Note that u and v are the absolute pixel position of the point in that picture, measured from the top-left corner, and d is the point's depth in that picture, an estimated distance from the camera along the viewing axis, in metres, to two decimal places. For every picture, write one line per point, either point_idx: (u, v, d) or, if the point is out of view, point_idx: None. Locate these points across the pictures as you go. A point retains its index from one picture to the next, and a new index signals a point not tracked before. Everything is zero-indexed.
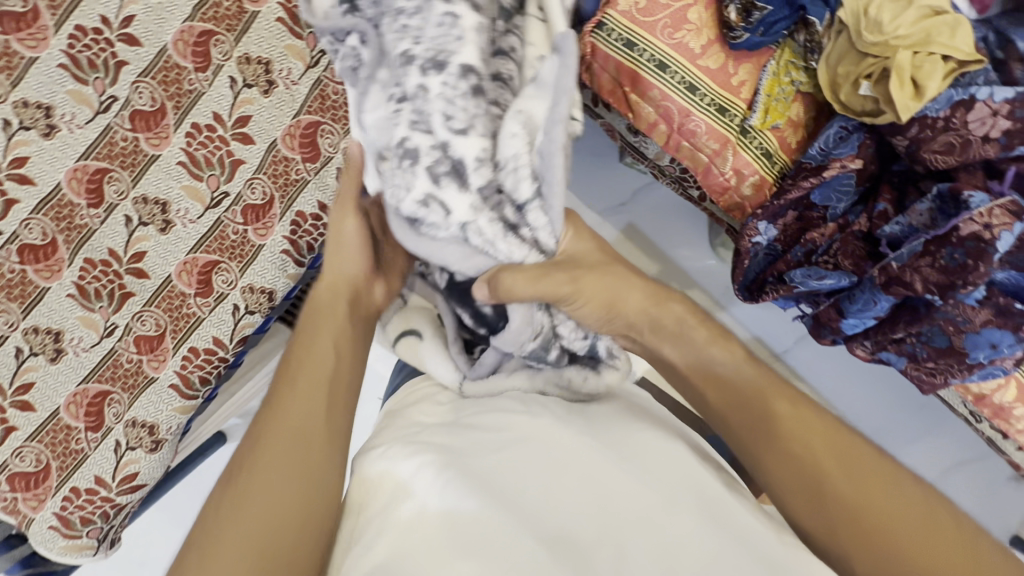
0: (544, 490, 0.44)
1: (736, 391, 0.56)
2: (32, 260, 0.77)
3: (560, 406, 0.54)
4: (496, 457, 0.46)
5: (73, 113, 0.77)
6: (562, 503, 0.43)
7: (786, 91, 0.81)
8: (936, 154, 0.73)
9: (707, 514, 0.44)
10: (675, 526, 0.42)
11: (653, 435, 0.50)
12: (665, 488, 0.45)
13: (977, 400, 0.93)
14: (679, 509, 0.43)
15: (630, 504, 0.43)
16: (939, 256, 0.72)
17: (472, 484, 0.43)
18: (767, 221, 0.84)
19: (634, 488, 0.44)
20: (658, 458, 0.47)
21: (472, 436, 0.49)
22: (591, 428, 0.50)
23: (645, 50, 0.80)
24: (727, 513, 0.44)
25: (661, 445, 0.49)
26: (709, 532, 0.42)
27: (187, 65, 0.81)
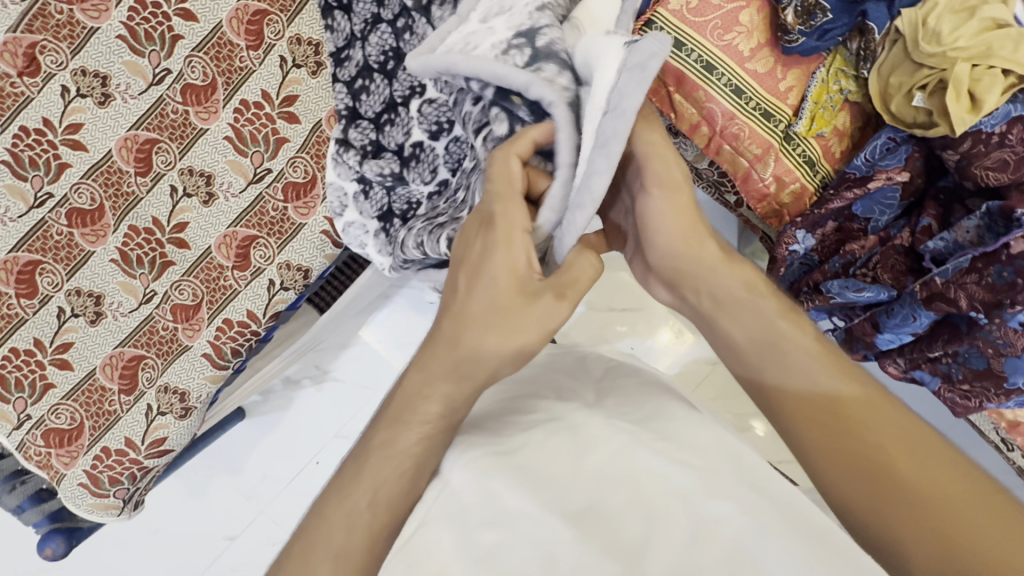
0: (570, 473, 0.43)
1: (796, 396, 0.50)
2: (79, 224, 0.80)
3: (588, 389, 0.54)
4: (520, 438, 0.46)
5: (128, 83, 0.80)
6: (588, 483, 0.42)
7: (834, 99, 0.81)
8: (988, 170, 0.71)
9: (743, 488, 0.41)
10: (715, 505, 0.39)
11: (689, 417, 0.49)
12: (704, 469, 0.42)
13: (1011, 427, 0.91)
14: (717, 488, 0.41)
15: (664, 479, 0.41)
16: (987, 274, 0.70)
17: (500, 465, 0.43)
18: (806, 229, 0.83)
19: (665, 466, 0.42)
20: (691, 438, 0.46)
21: (507, 421, 0.50)
22: (626, 413, 0.49)
23: (693, 51, 0.80)
24: (770, 490, 0.42)
25: (693, 425, 0.47)
26: (751, 511, 0.39)
27: (240, 42, 0.83)
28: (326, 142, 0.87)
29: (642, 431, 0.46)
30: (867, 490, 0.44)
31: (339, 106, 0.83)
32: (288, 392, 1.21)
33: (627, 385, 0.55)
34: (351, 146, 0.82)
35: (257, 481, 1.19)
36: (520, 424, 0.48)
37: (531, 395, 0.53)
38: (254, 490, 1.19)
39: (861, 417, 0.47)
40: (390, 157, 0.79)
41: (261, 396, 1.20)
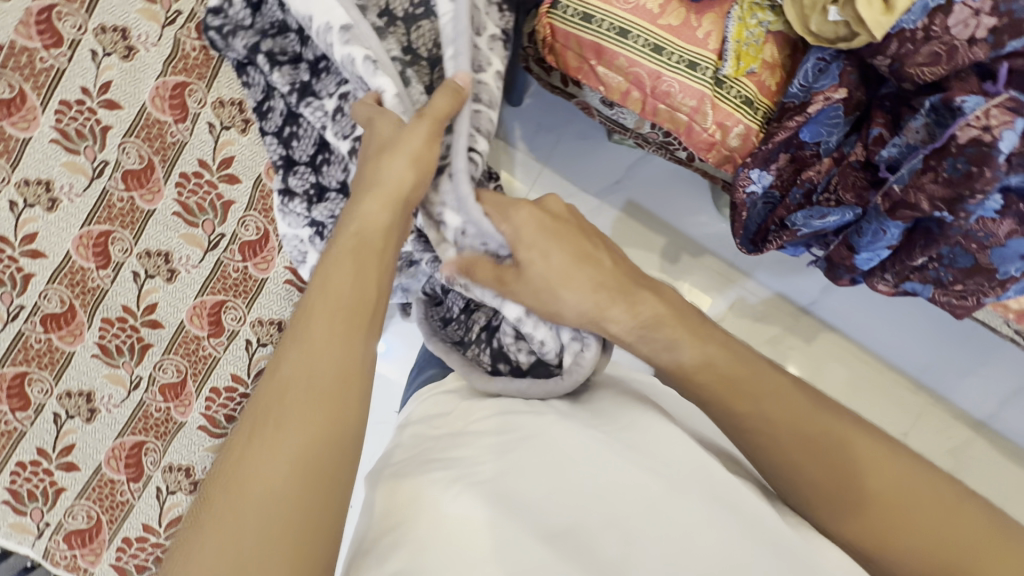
0: (541, 496, 0.49)
1: (805, 441, 0.58)
2: (55, 327, 0.81)
3: (561, 409, 0.60)
4: (498, 466, 0.52)
5: (70, 183, 0.80)
6: (559, 508, 0.49)
7: (755, 33, 0.80)
8: (922, 67, 0.69)
9: (711, 501, 0.50)
10: (682, 510, 0.49)
11: (665, 428, 0.55)
12: (671, 478, 0.51)
13: (1019, 316, 0.88)
14: (684, 495, 0.50)
15: (638, 492, 0.50)
16: (942, 169, 0.68)
17: (475, 495, 0.49)
18: (759, 168, 0.82)
19: (635, 481, 0.50)
20: (666, 449, 0.53)
21: (485, 443, 0.55)
22: (596, 423, 0.57)
23: (604, 20, 0.79)
24: (735, 500, 0.52)
25: (667, 437, 0.54)
26: (720, 513, 0.50)
27: (167, 119, 0.84)
28: (270, 195, 0.88)
29: (614, 441, 0.53)
30: (831, 501, 0.56)
31: (274, 157, 0.84)
32: None
33: (604, 401, 0.62)
34: (294, 195, 0.82)
35: None
36: (491, 447, 0.54)
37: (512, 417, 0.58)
38: None
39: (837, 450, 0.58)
40: (334, 196, 0.80)
41: None
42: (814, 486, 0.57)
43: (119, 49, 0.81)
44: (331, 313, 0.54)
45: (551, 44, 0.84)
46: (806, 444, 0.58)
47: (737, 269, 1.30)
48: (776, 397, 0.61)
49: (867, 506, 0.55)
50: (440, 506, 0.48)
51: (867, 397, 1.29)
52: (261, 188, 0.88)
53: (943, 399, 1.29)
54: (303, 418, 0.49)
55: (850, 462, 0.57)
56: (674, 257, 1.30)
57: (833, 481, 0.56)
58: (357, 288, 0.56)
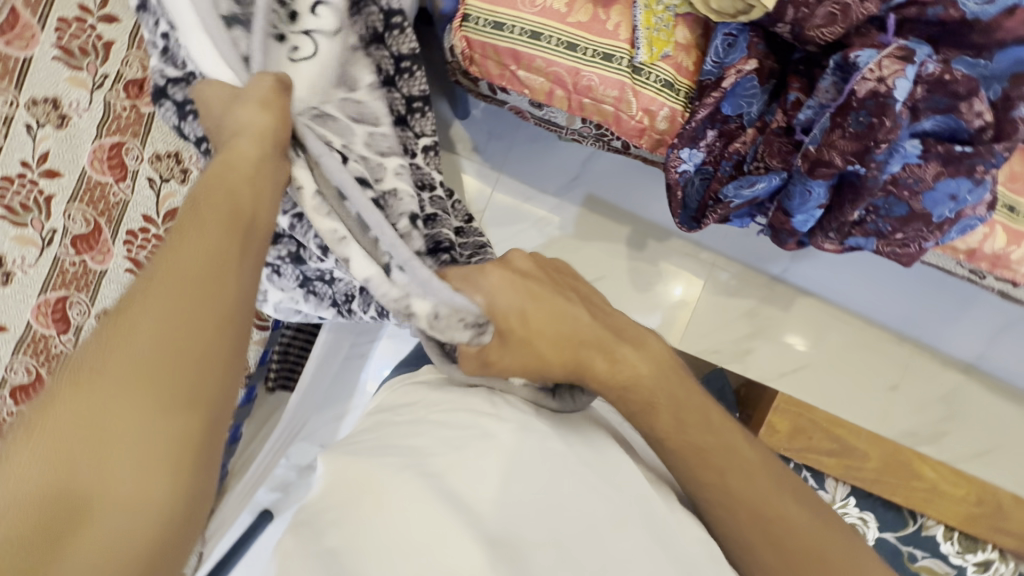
0: (491, 500, 0.50)
1: (754, 501, 0.60)
2: (24, 399, 0.82)
3: (528, 412, 0.60)
4: (453, 458, 0.52)
5: (22, 255, 0.83)
6: (511, 506, 0.50)
7: (664, 18, 0.82)
8: (821, 29, 0.71)
9: (647, 532, 0.53)
10: (618, 539, 0.51)
11: (619, 458, 0.58)
12: (616, 504, 0.53)
13: (969, 256, 0.89)
14: (623, 527, 0.52)
15: (585, 509, 0.52)
16: (847, 124, 0.70)
17: (426, 488, 0.49)
18: (688, 147, 0.83)
19: (584, 494, 0.53)
20: (615, 471, 0.56)
21: (440, 433, 0.55)
22: (560, 434, 0.58)
23: (514, 26, 0.81)
24: (669, 535, 0.54)
25: (622, 464, 0.57)
26: (649, 547, 0.51)
27: (108, 179, 0.86)
28: None
29: (571, 458, 0.55)
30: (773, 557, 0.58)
31: None
32: (304, 478, 1.14)
33: (573, 419, 0.63)
34: None
35: None
36: (450, 440, 0.54)
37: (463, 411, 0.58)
38: None
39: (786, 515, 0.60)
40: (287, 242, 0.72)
41: (278, 493, 1.15)
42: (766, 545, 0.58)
43: (52, 119, 0.83)
44: (219, 212, 0.48)
45: (470, 55, 0.86)
46: (773, 520, 0.59)
47: (705, 247, 1.31)
48: (731, 458, 0.61)
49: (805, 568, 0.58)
50: (389, 495, 0.49)
51: (851, 355, 1.30)
52: None
53: (927, 347, 1.29)
54: (182, 293, 0.41)
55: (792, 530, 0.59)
56: (640, 245, 1.31)
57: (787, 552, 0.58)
58: (251, 201, 0.51)
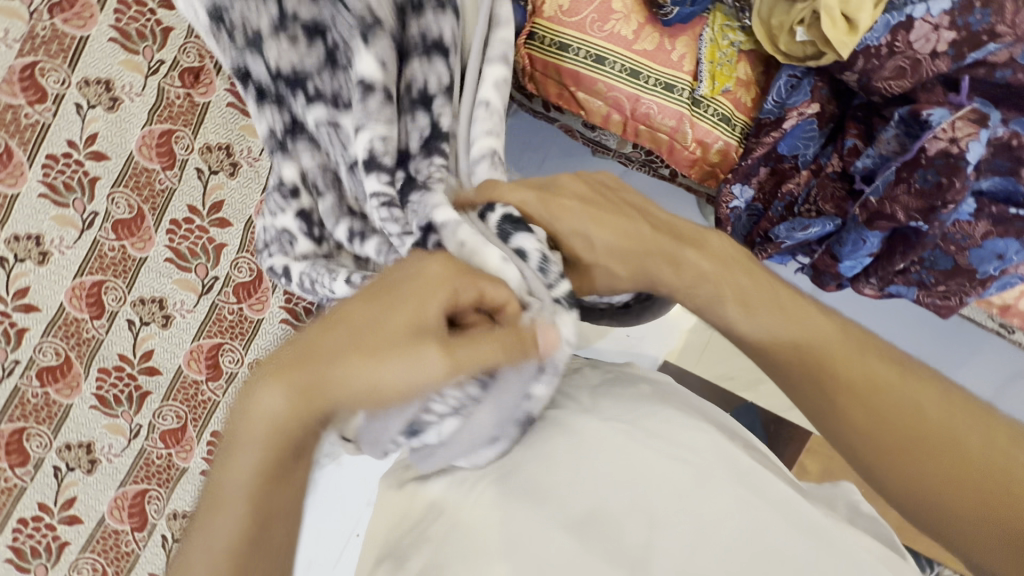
0: (563, 487, 0.45)
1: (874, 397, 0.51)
2: (51, 381, 0.81)
3: (580, 389, 0.52)
4: (517, 454, 0.47)
5: (60, 236, 0.80)
6: (589, 489, 0.44)
7: (728, 54, 0.82)
8: (889, 81, 0.71)
9: (741, 487, 0.46)
10: (710, 502, 0.44)
11: (683, 419, 0.49)
12: (698, 465, 0.46)
13: (1003, 311, 0.90)
14: (711, 483, 0.45)
15: (663, 478, 0.45)
16: (913, 180, 0.71)
17: (498, 494, 0.45)
18: (740, 183, 0.84)
19: (658, 464, 0.46)
20: (681, 436, 0.48)
21: (498, 433, 0.49)
22: (623, 409, 0.49)
23: (580, 48, 0.81)
24: (760, 483, 0.47)
25: (687, 425, 0.48)
26: (745, 503, 0.45)
27: (155, 166, 0.85)
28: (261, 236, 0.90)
29: (635, 428, 0.47)
30: (926, 459, 0.49)
31: None
32: None
33: (628, 388, 0.52)
34: None
35: None
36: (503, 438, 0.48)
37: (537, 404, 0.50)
38: None
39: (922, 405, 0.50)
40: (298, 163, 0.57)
41: None
42: (900, 440, 0.50)
43: (103, 101, 0.82)
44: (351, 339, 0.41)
45: (531, 73, 0.86)
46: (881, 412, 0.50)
47: None
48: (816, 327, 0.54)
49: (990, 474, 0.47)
50: (465, 501, 0.45)
51: None
52: (251, 231, 0.90)
53: None
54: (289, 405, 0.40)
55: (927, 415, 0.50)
56: None
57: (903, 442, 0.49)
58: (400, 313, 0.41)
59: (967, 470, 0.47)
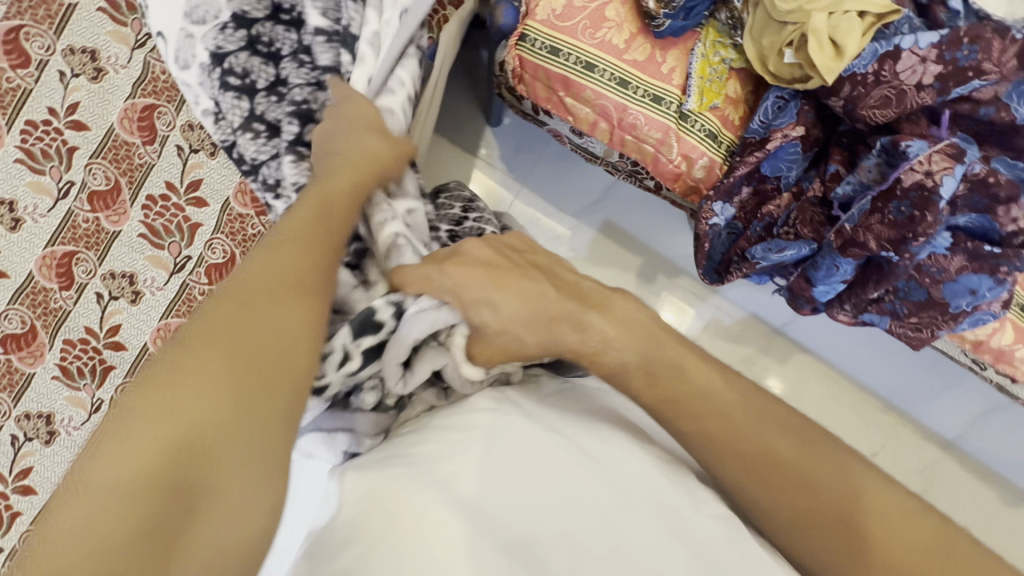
0: (500, 504, 0.44)
1: (790, 474, 0.50)
2: (15, 348, 0.81)
3: (526, 401, 0.52)
4: (458, 460, 0.45)
5: (35, 204, 0.81)
6: (523, 510, 0.44)
7: (718, 70, 0.82)
8: (874, 109, 0.71)
9: (662, 521, 0.46)
10: (631, 527, 0.45)
11: (616, 441, 0.49)
12: (624, 487, 0.47)
13: (974, 347, 0.90)
14: (634, 507, 0.46)
15: (589, 498, 0.45)
16: (887, 211, 0.70)
17: (438, 499, 0.43)
18: (722, 201, 0.83)
19: (588, 486, 0.46)
20: (617, 462, 0.48)
21: (441, 437, 0.47)
22: (563, 429, 0.49)
23: (570, 54, 0.81)
24: (671, 507, 0.47)
25: (624, 450, 0.49)
26: (665, 538, 0.45)
27: (135, 140, 0.85)
28: (239, 219, 0.90)
29: (570, 447, 0.47)
30: (839, 544, 0.47)
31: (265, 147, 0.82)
32: None
33: (570, 406, 0.54)
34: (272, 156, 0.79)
35: None
36: (451, 442, 0.46)
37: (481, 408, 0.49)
38: None
39: (842, 490, 0.49)
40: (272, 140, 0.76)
41: None
42: (811, 511, 0.49)
43: (87, 70, 0.82)
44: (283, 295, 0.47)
45: (521, 75, 0.85)
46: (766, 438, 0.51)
47: (713, 291, 1.31)
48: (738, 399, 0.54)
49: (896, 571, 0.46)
50: (401, 502, 0.43)
51: (840, 417, 1.29)
52: (229, 214, 0.89)
53: (913, 421, 1.29)
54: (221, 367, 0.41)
55: (853, 502, 0.49)
56: (650, 278, 1.30)
57: (785, 458, 0.51)
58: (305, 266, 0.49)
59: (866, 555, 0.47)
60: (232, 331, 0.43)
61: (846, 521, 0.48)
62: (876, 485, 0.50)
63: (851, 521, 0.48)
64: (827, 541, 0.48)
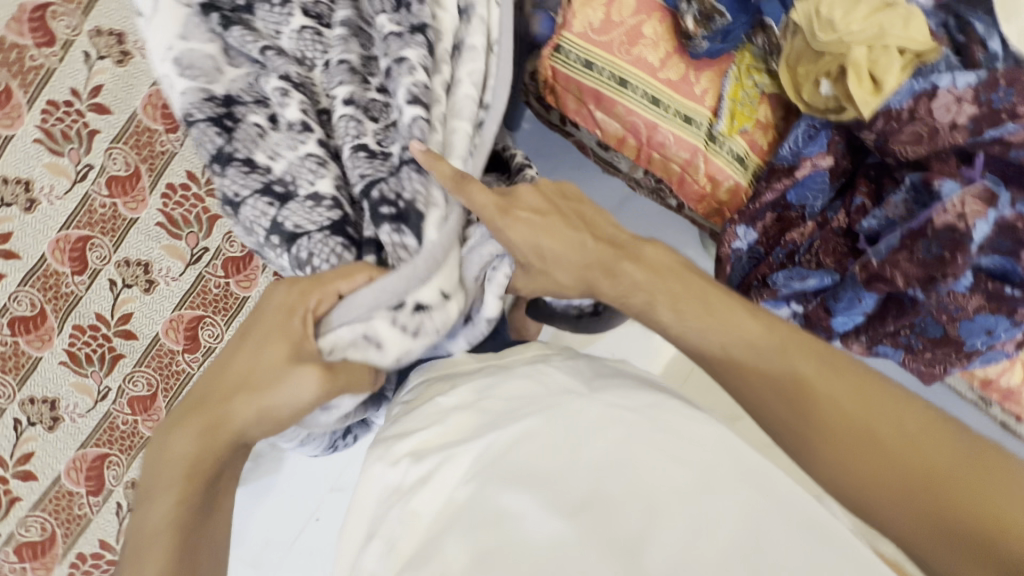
0: (550, 466, 0.44)
1: (835, 403, 0.51)
2: (23, 332, 0.79)
3: (578, 380, 0.54)
4: (512, 431, 0.47)
5: (51, 185, 0.79)
6: (586, 474, 0.43)
7: (750, 94, 0.82)
8: (906, 145, 0.71)
9: (746, 486, 0.42)
10: (713, 504, 0.40)
11: (688, 411, 0.49)
12: (704, 467, 0.43)
13: (984, 384, 0.90)
14: (725, 485, 0.42)
15: (657, 473, 0.42)
16: (916, 250, 0.71)
17: (483, 468, 0.45)
18: (745, 225, 0.83)
19: (659, 461, 0.43)
20: (690, 432, 0.47)
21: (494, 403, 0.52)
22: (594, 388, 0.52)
23: (605, 69, 0.80)
24: (770, 485, 0.43)
25: (690, 417, 0.48)
26: (759, 506, 0.41)
27: (158, 127, 0.84)
28: None
29: (650, 422, 0.47)
30: (904, 478, 0.47)
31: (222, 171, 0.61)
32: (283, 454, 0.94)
33: (620, 380, 0.54)
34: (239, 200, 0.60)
35: (261, 549, 0.94)
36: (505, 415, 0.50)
37: (520, 391, 0.53)
38: (260, 562, 0.94)
39: (892, 429, 0.49)
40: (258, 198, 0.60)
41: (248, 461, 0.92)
42: (863, 447, 0.49)
43: (114, 54, 0.81)
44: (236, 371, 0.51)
45: (552, 85, 0.85)
46: (826, 402, 0.51)
47: None
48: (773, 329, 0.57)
49: (952, 498, 0.45)
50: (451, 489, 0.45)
51: None
52: None
53: None
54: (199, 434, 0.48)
55: (911, 438, 0.49)
56: None
57: (851, 413, 0.51)
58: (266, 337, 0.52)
59: (929, 485, 0.46)
60: (212, 405, 0.49)
61: (902, 453, 0.48)
62: (931, 426, 0.49)
63: (909, 457, 0.48)
64: (892, 475, 0.47)
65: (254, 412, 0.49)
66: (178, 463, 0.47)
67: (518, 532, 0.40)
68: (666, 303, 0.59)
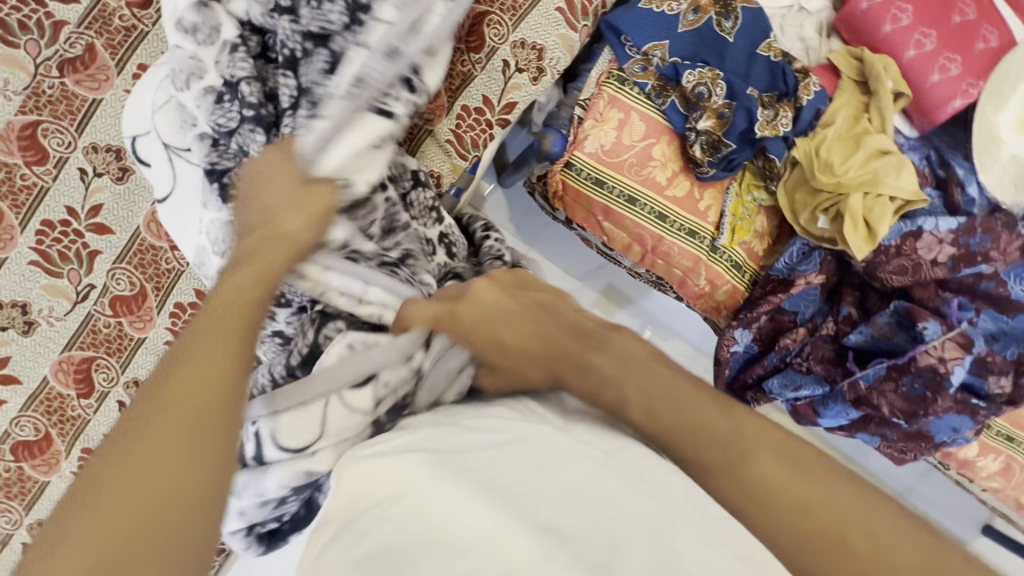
0: (530, 490, 0.38)
1: (780, 488, 0.45)
2: (27, 456, 0.78)
3: (554, 414, 0.49)
4: (484, 457, 0.40)
5: (50, 307, 0.77)
6: (553, 504, 0.37)
7: (749, 209, 0.86)
8: (891, 275, 0.78)
9: (704, 527, 0.38)
10: (685, 541, 0.37)
11: (658, 456, 0.45)
12: (669, 499, 0.40)
13: (943, 455, 0.97)
14: (684, 520, 0.38)
15: (622, 501, 0.38)
16: (901, 382, 0.78)
17: (438, 477, 0.38)
18: (743, 328, 0.87)
19: (631, 494, 0.39)
20: (657, 476, 0.42)
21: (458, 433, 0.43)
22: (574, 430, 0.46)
23: (614, 187, 0.83)
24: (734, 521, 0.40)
25: (662, 465, 0.44)
26: (716, 551, 0.37)
27: (163, 244, 0.80)
28: None
29: (606, 461, 0.42)
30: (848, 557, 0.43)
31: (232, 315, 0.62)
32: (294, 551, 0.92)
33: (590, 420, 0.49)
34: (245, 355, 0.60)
35: None
36: (473, 441, 0.42)
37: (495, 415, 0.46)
38: None
39: (826, 498, 0.45)
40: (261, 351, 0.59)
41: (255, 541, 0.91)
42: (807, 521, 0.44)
43: (111, 170, 0.77)
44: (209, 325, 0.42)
45: (562, 195, 0.86)
46: (788, 454, 0.47)
47: None
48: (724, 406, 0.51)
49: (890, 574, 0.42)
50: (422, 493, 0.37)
51: None
52: None
53: None
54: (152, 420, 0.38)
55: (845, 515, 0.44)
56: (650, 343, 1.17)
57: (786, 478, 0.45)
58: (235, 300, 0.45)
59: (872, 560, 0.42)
60: (175, 389, 0.39)
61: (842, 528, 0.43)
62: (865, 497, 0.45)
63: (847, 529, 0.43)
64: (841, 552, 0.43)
65: (193, 360, 0.40)
66: (145, 462, 0.36)
67: (483, 549, 0.34)
68: (637, 403, 0.50)
